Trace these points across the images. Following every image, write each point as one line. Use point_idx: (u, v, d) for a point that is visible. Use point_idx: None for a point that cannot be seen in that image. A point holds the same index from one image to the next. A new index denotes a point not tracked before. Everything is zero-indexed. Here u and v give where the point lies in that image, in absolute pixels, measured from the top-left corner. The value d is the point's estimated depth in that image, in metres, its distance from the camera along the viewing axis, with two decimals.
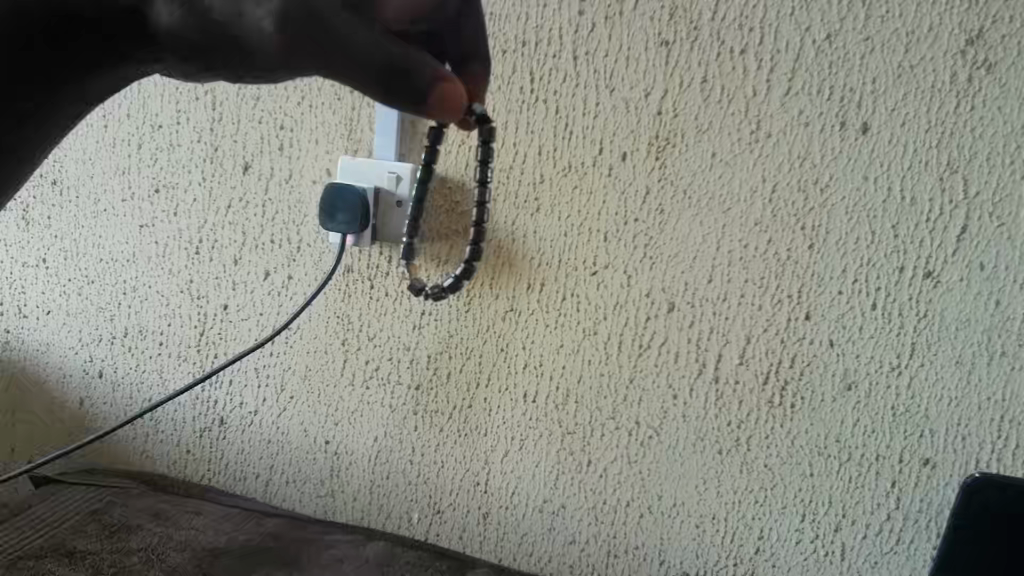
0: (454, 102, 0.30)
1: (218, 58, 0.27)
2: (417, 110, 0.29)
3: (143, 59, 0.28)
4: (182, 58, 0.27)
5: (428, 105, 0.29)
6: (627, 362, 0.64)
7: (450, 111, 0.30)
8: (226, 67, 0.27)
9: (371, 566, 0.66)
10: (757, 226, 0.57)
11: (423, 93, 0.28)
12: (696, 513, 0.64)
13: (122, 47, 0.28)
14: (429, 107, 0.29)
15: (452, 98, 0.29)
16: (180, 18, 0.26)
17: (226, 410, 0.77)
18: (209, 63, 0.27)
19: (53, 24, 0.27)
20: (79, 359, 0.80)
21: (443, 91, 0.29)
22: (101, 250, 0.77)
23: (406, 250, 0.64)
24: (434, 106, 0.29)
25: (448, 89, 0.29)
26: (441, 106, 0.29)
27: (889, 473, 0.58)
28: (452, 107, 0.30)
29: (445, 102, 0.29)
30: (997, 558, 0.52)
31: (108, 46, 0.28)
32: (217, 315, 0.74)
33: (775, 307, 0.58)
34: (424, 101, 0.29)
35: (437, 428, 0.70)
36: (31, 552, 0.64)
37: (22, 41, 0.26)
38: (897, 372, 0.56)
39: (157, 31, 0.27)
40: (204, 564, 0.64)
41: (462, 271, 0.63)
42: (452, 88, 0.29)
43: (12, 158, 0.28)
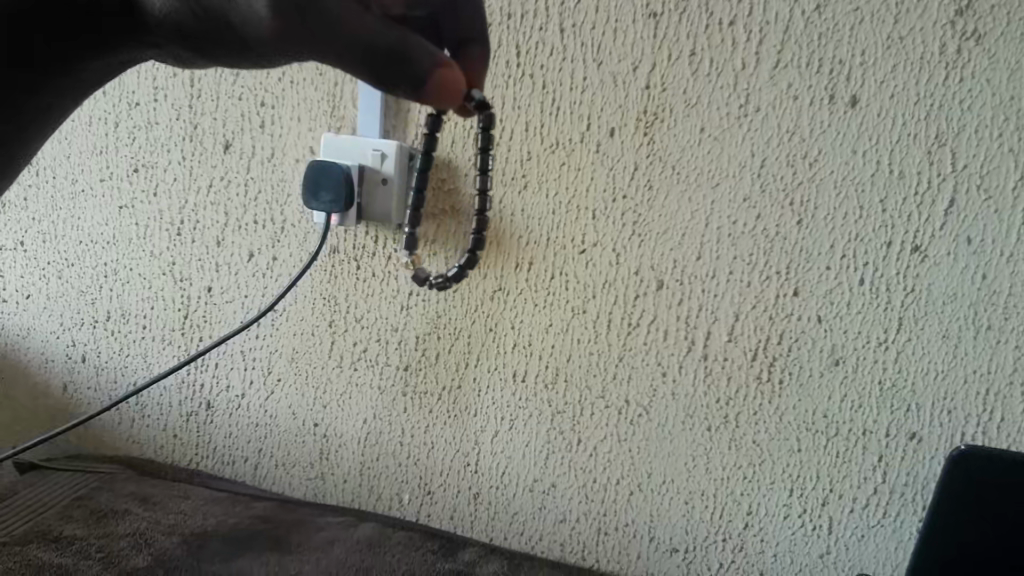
0: (453, 90, 0.30)
1: (213, 45, 0.29)
2: (414, 96, 0.30)
3: (136, 45, 0.31)
4: (174, 43, 0.30)
5: (426, 91, 0.30)
6: (617, 341, 0.64)
7: (449, 98, 0.31)
8: (220, 54, 0.29)
9: (362, 546, 0.66)
10: (746, 202, 0.57)
11: (421, 80, 0.29)
12: (685, 490, 0.65)
13: (115, 38, 0.31)
14: (427, 93, 0.30)
15: (450, 85, 0.30)
16: (167, 4, 0.28)
17: (212, 393, 0.76)
18: (201, 49, 0.29)
19: (50, 21, 0.30)
20: (61, 344, 0.79)
21: (441, 77, 0.30)
22: (80, 232, 0.75)
23: (407, 241, 0.64)
24: (431, 93, 0.30)
25: (446, 76, 0.30)
26: (438, 93, 0.30)
27: (876, 448, 0.59)
28: (451, 95, 0.31)
29: (442, 89, 0.30)
30: (979, 528, 0.53)
31: (102, 38, 0.31)
32: (200, 297, 0.73)
33: (763, 283, 0.58)
34: (422, 88, 0.30)
35: (426, 408, 0.70)
36: (17, 537, 0.63)
37: (21, 35, 0.30)
38: (884, 347, 0.56)
39: (148, 20, 0.29)
40: (193, 548, 0.64)
41: (466, 261, 0.63)
42: (450, 75, 0.30)
43: (14, 139, 0.32)
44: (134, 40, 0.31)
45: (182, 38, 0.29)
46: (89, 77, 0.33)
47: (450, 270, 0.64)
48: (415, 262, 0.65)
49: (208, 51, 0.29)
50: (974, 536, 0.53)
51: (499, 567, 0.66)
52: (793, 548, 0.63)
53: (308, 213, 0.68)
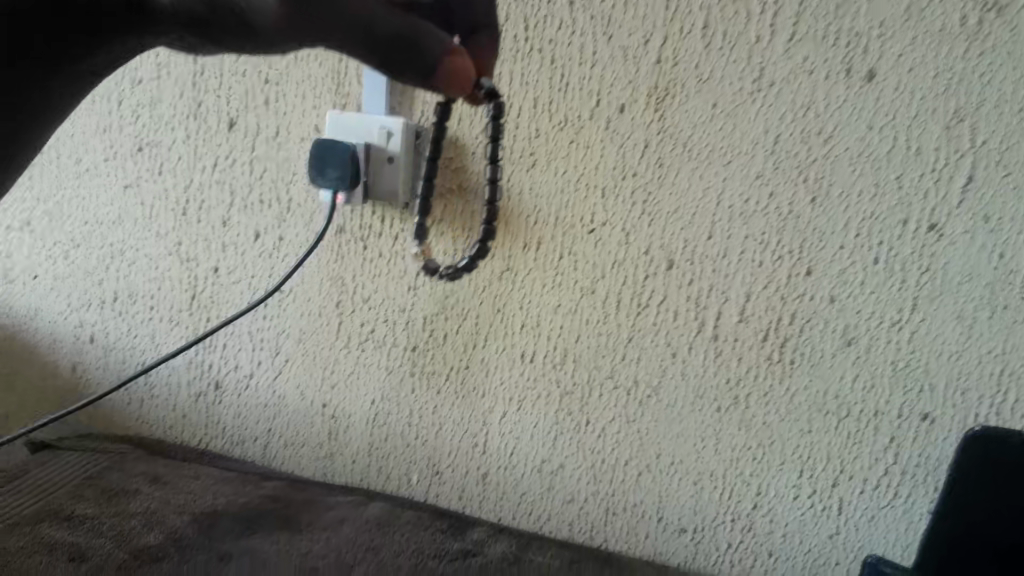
0: (461, 78, 0.33)
1: (223, 32, 0.28)
2: (422, 83, 0.32)
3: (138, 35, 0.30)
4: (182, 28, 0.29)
5: (435, 78, 0.32)
6: (626, 321, 0.63)
7: (457, 84, 0.33)
8: (230, 41, 0.28)
9: (370, 526, 0.67)
10: (758, 179, 0.56)
11: (430, 68, 0.32)
12: (694, 470, 0.65)
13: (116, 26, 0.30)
14: (435, 80, 0.32)
15: (457, 72, 0.33)
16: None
17: (221, 373, 0.76)
18: (208, 32, 0.28)
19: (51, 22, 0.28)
20: (69, 325, 0.78)
21: (450, 65, 0.32)
22: (86, 212, 0.75)
23: (417, 231, 0.64)
24: (440, 79, 0.32)
25: (453, 64, 0.32)
26: (446, 79, 0.33)
27: (887, 429, 0.58)
28: (459, 81, 0.33)
29: (450, 76, 0.33)
30: (987, 511, 0.52)
31: (97, 35, 0.30)
32: (207, 278, 0.73)
33: (776, 263, 0.57)
34: (431, 75, 0.32)
35: (434, 389, 0.70)
36: (29, 516, 0.64)
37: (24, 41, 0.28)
38: (898, 327, 0.56)
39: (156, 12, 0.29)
40: (204, 526, 0.64)
41: (475, 251, 0.63)
42: (458, 63, 0.33)
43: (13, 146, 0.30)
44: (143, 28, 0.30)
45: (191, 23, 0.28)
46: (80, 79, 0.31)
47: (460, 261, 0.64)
48: (426, 252, 0.66)
49: (218, 38, 0.28)
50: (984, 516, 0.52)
51: (507, 546, 0.66)
52: (802, 528, 0.63)
53: (315, 192, 0.67)
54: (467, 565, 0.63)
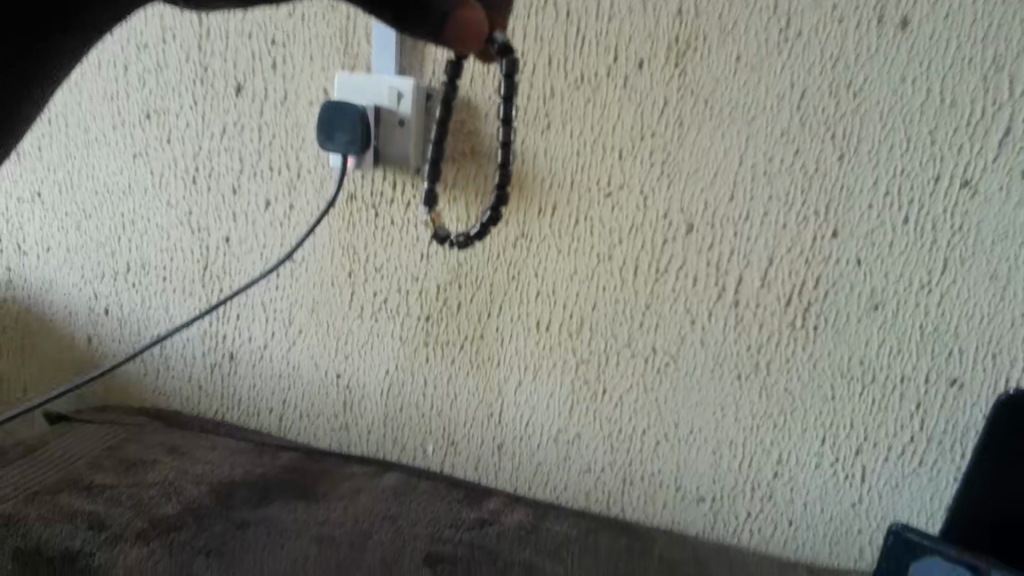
0: (474, 32, 0.30)
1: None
2: (433, 38, 0.30)
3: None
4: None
5: (447, 32, 0.30)
6: (644, 288, 0.61)
7: (470, 41, 0.31)
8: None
9: (388, 495, 0.67)
10: (783, 136, 0.54)
11: (441, 19, 0.29)
12: (713, 439, 0.63)
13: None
14: (448, 34, 0.30)
15: (471, 26, 0.30)
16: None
17: (235, 345, 0.76)
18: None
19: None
20: (83, 297, 0.78)
21: (462, 17, 0.30)
22: (96, 181, 0.74)
23: (428, 199, 0.62)
24: (453, 33, 0.30)
25: (467, 16, 0.30)
26: (459, 33, 0.30)
27: (914, 395, 0.57)
28: (473, 37, 0.31)
29: (463, 31, 0.30)
30: (993, 483, 0.53)
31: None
32: (219, 248, 0.72)
33: (800, 225, 0.55)
34: (442, 28, 0.29)
35: (449, 359, 0.69)
36: (49, 486, 0.64)
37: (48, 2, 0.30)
38: (927, 290, 0.54)
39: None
40: (222, 496, 0.64)
41: (488, 218, 0.62)
42: (471, 17, 0.30)
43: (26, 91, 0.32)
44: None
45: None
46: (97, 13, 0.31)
47: (472, 228, 0.63)
48: (436, 219, 0.63)
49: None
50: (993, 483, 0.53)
51: (524, 516, 0.66)
52: (824, 497, 0.62)
53: (325, 158, 0.66)
54: (484, 534, 0.63)
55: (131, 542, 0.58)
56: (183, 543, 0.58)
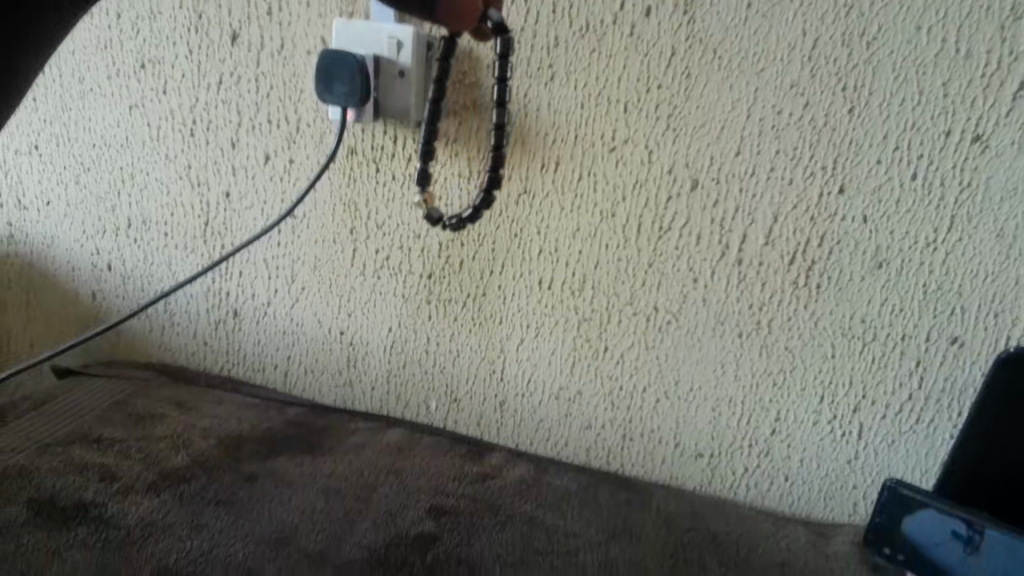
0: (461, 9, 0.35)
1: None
2: (425, 15, 0.34)
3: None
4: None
5: (436, 9, 0.34)
6: (647, 246, 0.61)
7: (458, 16, 0.35)
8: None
9: (392, 449, 0.68)
10: (793, 89, 0.53)
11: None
12: (712, 396, 0.64)
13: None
14: (437, 10, 0.34)
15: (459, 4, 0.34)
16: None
17: (239, 301, 0.76)
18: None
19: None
20: (85, 252, 0.78)
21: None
22: (93, 134, 0.73)
23: (421, 179, 0.62)
24: (442, 10, 0.34)
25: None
26: (448, 10, 0.34)
27: (914, 353, 0.57)
28: (461, 15, 0.35)
29: (451, 8, 0.34)
30: (991, 442, 0.54)
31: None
32: (219, 203, 0.72)
33: (807, 181, 0.55)
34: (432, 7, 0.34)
35: (451, 316, 0.69)
36: (60, 438, 0.65)
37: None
38: (932, 248, 0.54)
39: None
40: (230, 450, 0.65)
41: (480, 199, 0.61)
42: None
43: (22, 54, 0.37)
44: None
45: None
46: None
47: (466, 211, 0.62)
48: (428, 202, 0.63)
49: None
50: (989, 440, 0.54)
51: (525, 470, 0.67)
52: (821, 453, 0.62)
53: (326, 112, 0.65)
54: (486, 488, 0.64)
55: (142, 494, 0.59)
56: (194, 494, 0.59)
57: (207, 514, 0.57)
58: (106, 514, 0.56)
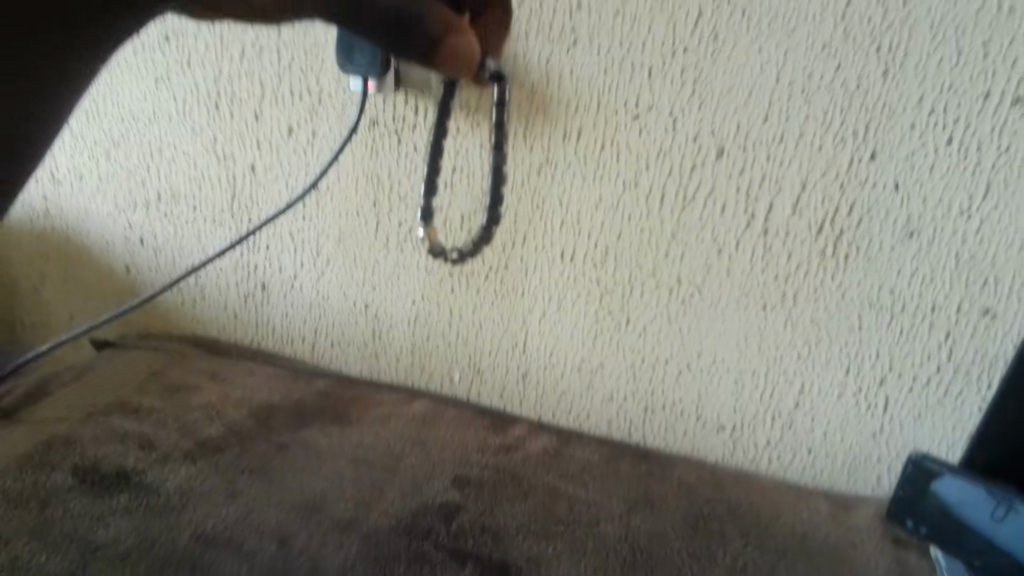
0: (462, 56, 0.32)
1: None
2: (425, 60, 0.31)
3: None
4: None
5: (437, 56, 0.31)
6: (670, 217, 0.61)
7: (456, 63, 0.32)
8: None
9: (417, 419, 0.69)
10: (824, 50, 0.52)
11: (433, 46, 0.30)
12: (736, 369, 0.64)
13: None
14: (438, 59, 0.31)
15: (460, 52, 0.32)
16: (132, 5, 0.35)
17: (266, 275, 0.77)
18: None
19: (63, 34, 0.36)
20: (118, 226, 0.80)
21: (452, 46, 0.31)
22: (122, 109, 0.74)
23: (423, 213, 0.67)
24: (443, 59, 0.31)
25: (457, 45, 0.31)
26: (448, 59, 0.31)
27: (944, 325, 0.56)
28: (460, 61, 0.32)
29: (451, 56, 0.31)
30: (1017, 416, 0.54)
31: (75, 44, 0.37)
32: (246, 177, 0.73)
33: (837, 148, 0.54)
34: (431, 55, 0.31)
35: (474, 289, 0.70)
36: (100, 407, 0.68)
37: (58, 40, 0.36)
38: (966, 216, 0.53)
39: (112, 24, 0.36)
40: (260, 419, 0.67)
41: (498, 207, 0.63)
42: (462, 42, 0.31)
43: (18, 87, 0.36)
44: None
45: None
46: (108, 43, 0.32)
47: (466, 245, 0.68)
48: (432, 236, 0.68)
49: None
50: (1015, 407, 0.54)
51: (548, 442, 0.68)
52: (844, 427, 0.62)
53: (348, 84, 0.65)
54: (508, 459, 0.64)
55: (179, 461, 0.61)
56: (228, 462, 0.61)
57: (241, 481, 0.59)
58: (144, 482, 0.58)
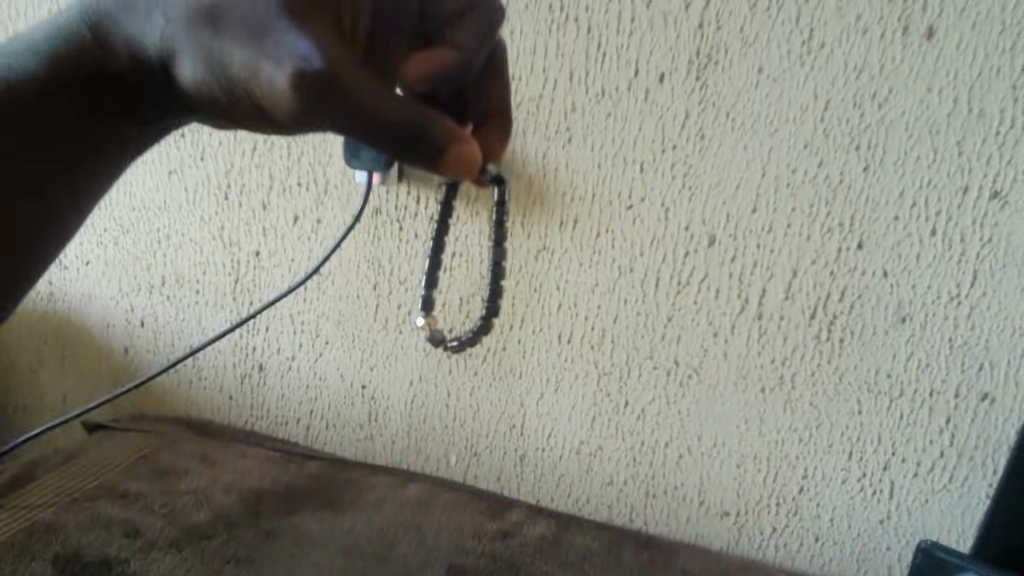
0: (470, 164, 0.30)
1: (241, 112, 0.29)
2: (430, 167, 0.29)
3: (173, 108, 0.32)
4: (205, 112, 0.30)
5: (442, 162, 0.29)
6: (665, 300, 0.62)
7: (466, 170, 0.30)
8: (247, 119, 0.29)
9: (412, 504, 0.67)
10: (807, 148, 0.55)
11: (437, 151, 0.28)
12: (737, 453, 0.63)
13: (151, 110, 0.32)
14: (444, 164, 0.29)
15: (467, 159, 0.30)
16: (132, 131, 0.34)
17: (264, 356, 0.77)
18: (227, 113, 0.29)
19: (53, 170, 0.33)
20: (120, 309, 0.80)
21: (459, 152, 0.29)
22: (133, 198, 0.77)
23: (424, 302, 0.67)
24: (449, 164, 0.29)
25: (463, 151, 0.29)
26: (454, 165, 0.29)
27: (943, 409, 0.56)
28: (469, 168, 0.30)
29: (458, 163, 0.29)
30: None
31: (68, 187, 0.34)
32: (250, 262, 0.74)
33: (825, 237, 0.56)
34: (437, 160, 0.29)
35: (472, 370, 0.70)
36: (87, 492, 0.66)
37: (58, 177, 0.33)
38: (956, 303, 0.54)
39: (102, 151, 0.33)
40: (251, 505, 0.66)
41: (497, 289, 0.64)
42: (469, 150, 0.30)
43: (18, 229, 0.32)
44: (168, 101, 0.32)
45: (215, 109, 0.29)
46: (127, 156, 0.35)
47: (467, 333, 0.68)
48: (432, 323, 0.68)
49: (236, 116, 0.29)
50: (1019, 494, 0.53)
51: (547, 527, 0.66)
52: (851, 512, 0.61)
53: (353, 175, 0.68)
54: (506, 545, 0.63)
55: (164, 550, 0.59)
56: (214, 551, 0.59)
57: (228, 572, 0.57)
58: (127, 572, 0.56)
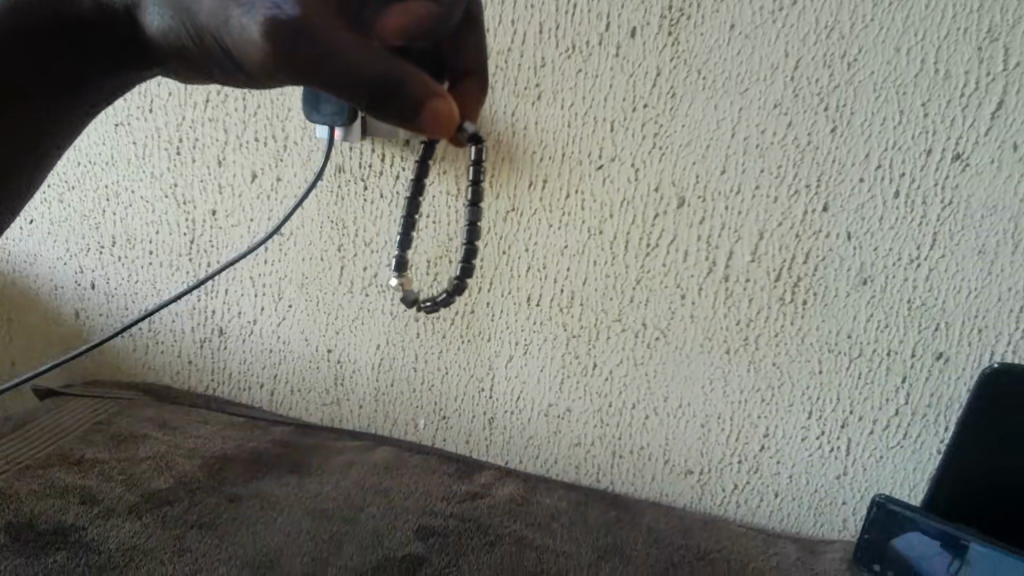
0: (449, 121, 0.27)
1: (212, 67, 0.26)
2: (405, 124, 0.27)
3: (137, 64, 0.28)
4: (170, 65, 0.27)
5: (418, 120, 0.26)
6: (634, 262, 0.61)
7: (444, 129, 0.27)
8: (218, 75, 0.26)
9: (379, 467, 0.67)
10: (776, 108, 0.54)
11: (413, 108, 0.26)
12: (702, 413, 0.64)
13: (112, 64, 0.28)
14: (420, 122, 0.26)
15: (445, 117, 0.27)
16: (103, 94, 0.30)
17: (224, 320, 0.75)
18: (195, 67, 0.26)
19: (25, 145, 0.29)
20: (68, 270, 0.77)
21: (436, 108, 0.26)
22: (78, 153, 0.73)
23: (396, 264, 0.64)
24: (425, 123, 0.26)
25: (441, 108, 0.27)
26: (433, 124, 0.27)
27: (900, 368, 0.58)
28: (447, 127, 0.27)
29: (436, 121, 0.27)
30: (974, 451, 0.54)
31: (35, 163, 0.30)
32: (206, 221, 0.72)
33: (791, 199, 0.56)
34: (412, 117, 0.26)
35: (439, 334, 0.69)
36: (40, 459, 0.64)
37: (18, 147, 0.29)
38: (916, 264, 0.55)
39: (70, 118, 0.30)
40: (214, 470, 0.64)
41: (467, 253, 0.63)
42: (447, 107, 0.27)
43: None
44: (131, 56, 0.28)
45: (180, 61, 0.27)
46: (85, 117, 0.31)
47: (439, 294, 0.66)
48: (404, 285, 0.65)
49: (203, 70, 0.27)
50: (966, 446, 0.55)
51: (515, 489, 0.66)
52: (810, 469, 0.62)
53: (314, 132, 0.65)
54: (475, 507, 0.63)
55: (124, 516, 0.57)
56: (175, 517, 0.58)
57: (190, 537, 0.56)
58: (84, 539, 0.54)
